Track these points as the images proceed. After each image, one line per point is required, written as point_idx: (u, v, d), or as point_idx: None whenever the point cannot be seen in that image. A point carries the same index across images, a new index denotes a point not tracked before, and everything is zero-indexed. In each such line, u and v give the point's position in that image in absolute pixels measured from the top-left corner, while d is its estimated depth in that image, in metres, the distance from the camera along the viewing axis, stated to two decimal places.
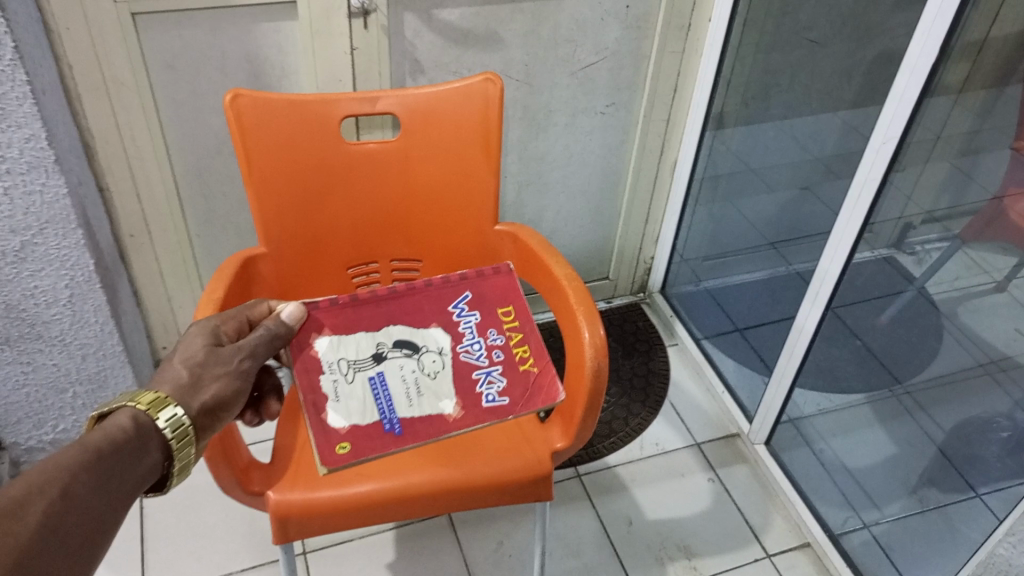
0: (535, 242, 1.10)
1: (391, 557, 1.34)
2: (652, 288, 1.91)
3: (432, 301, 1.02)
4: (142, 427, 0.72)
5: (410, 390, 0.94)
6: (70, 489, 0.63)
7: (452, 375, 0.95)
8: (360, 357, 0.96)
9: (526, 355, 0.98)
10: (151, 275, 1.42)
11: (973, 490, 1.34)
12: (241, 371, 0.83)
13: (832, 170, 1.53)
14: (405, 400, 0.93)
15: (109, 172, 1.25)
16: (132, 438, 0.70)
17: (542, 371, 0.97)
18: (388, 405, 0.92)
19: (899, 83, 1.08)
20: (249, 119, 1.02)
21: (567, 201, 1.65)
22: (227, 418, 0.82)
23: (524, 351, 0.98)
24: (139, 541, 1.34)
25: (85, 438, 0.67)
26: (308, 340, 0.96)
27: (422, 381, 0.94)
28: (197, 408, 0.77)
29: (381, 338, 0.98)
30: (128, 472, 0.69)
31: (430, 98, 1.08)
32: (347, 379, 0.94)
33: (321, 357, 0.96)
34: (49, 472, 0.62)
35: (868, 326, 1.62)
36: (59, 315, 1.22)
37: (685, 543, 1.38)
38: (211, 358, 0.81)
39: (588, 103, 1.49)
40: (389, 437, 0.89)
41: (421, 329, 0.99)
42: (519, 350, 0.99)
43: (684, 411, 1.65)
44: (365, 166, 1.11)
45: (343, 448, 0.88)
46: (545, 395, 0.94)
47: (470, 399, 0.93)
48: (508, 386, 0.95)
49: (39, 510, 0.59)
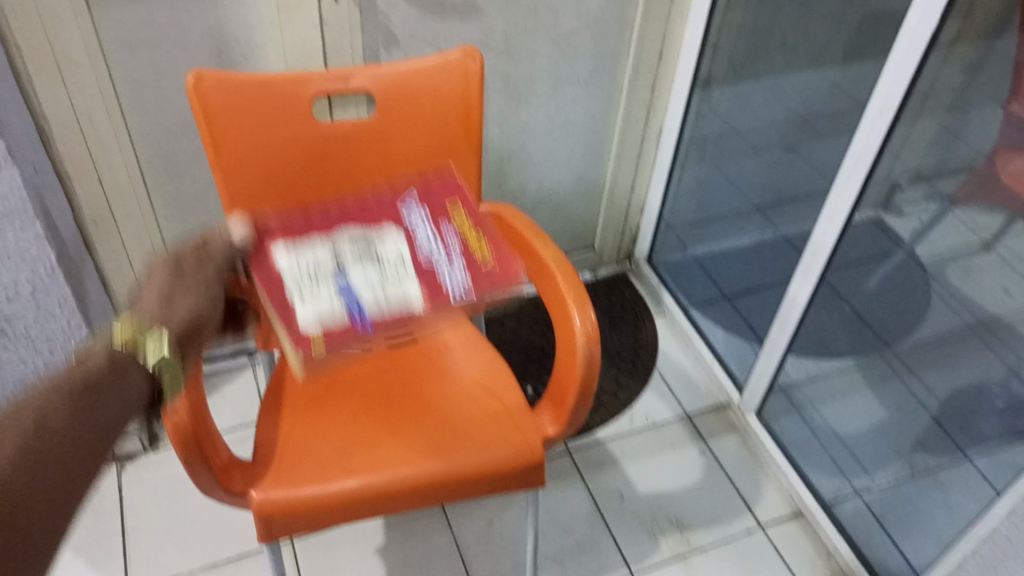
0: (521, 224, 1.07)
1: (380, 541, 1.32)
2: (638, 257, 1.88)
3: (385, 208, 1.03)
4: (117, 361, 0.69)
5: (370, 280, 0.92)
6: (47, 418, 0.61)
7: (411, 273, 0.94)
8: (320, 261, 0.95)
9: (481, 246, 1.00)
10: (121, 263, 1.36)
11: (962, 453, 1.34)
12: (208, 293, 0.83)
13: (811, 125, 1.53)
14: (371, 294, 0.92)
15: (70, 160, 1.19)
16: (109, 369, 0.68)
17: (500, 262, 0.99)
18: (356, 298, 0.91)
19: (898, 49, 1.04)
20: (216, 102, 0.96)
21: (550, 172, 1.60)
22: (205, 336, 0.82)
23: (478, 243, 1.00)
24: (119, 534, 1.31)
25: (61, 372, 0.66)
26: (267, 257, 0.95)
27: (381, 273, 0.94)
28: (176, 331, 0.77)
29: (338, 243, 0.97)
30: (110, 396, 0.67)
31: (408, 76, 1.03)
32: (311, 282, 0.92)
33: (282, 265, 0.94)
34: (23, 407, 0.61)
35: (856, 288, 1.59)
36: (20, 310, 1.17)
37: (677, 516, 1.38)
38: (177, 283, 0.81)
39: (570, 71, 1.44)
40: (362, 325, 0.89)
41: (375, 231, 1.00)
42: (472, 243, 1.00)
43: (673, 383, 1.63)
44: (342, 149, 1.06)
45: (316, 340, 0.86)
46: (505, 277, 0.96)
47: (432, 288, 0.94)
48: (468, 275, 0.96)
49: (14, 442, 0.58)
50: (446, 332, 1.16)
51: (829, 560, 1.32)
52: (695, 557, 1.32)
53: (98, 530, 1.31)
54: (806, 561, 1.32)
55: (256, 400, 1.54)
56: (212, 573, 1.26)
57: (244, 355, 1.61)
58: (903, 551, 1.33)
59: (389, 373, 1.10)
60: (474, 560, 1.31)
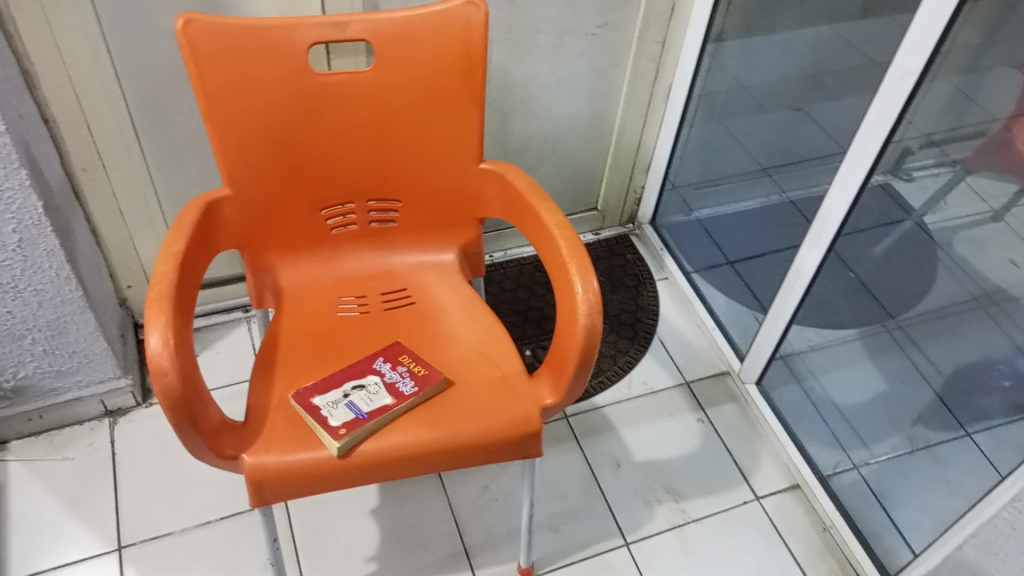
0: (523, 184, 1.02)
1: (375, 503, 1.31)
2: (642, 219, 1.84)
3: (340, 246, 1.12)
4: None
5: (367, 394, 0.94)
6: None
7: (388, 388, 0.95)
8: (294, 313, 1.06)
9: (424, 289, 1.13)
10: (109, 212, 1.32)
11: (962, 429, 1.38)
12: None
13: (822, 84, 1.64)
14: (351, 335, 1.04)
15: (54, 102, 1.15)
16: None
17: (439, 274, 1.16)
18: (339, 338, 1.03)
19: (921, 12, 0.99)
20: (204, 47, 0.91)
21: (553, 127, 1.55)
22: None
23: (421, 288, 1.13)
24: (111, 490, 1.29)
25: None
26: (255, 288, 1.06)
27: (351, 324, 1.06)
28: None
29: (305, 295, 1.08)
30: None
31: (407, 24, 0.98)
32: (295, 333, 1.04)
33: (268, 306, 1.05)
34: None
35: (863, 257, 1.59)
36: (8, 262, 1.10)
37: (673, 485, 1.36)
38: None
39: (578, 24, 1.38)
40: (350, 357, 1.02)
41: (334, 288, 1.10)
42: (419, 292, 1.13)
43: (673, 348, 1.61)
44: (336, 100, 1.01)
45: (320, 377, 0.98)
46: (447, 304, 1.11)
47: (397, 326, 1.07)
48: (419, 312, 1.10)
49: None
50: (443, 294, 1.13)
51: (824, 534, 1.30)
52: (689, 527, 1.30)
53: (90, 486, 1.29)
54: (801, 536, 1.30)
55: (250, 356, 1.52)
56: (206, 530, 1.25)
57: (239, 310, 1.59)
58: (898, 525, 1.32)
59: (385, 335, 1.06)
60: (469, 524, 1.29)
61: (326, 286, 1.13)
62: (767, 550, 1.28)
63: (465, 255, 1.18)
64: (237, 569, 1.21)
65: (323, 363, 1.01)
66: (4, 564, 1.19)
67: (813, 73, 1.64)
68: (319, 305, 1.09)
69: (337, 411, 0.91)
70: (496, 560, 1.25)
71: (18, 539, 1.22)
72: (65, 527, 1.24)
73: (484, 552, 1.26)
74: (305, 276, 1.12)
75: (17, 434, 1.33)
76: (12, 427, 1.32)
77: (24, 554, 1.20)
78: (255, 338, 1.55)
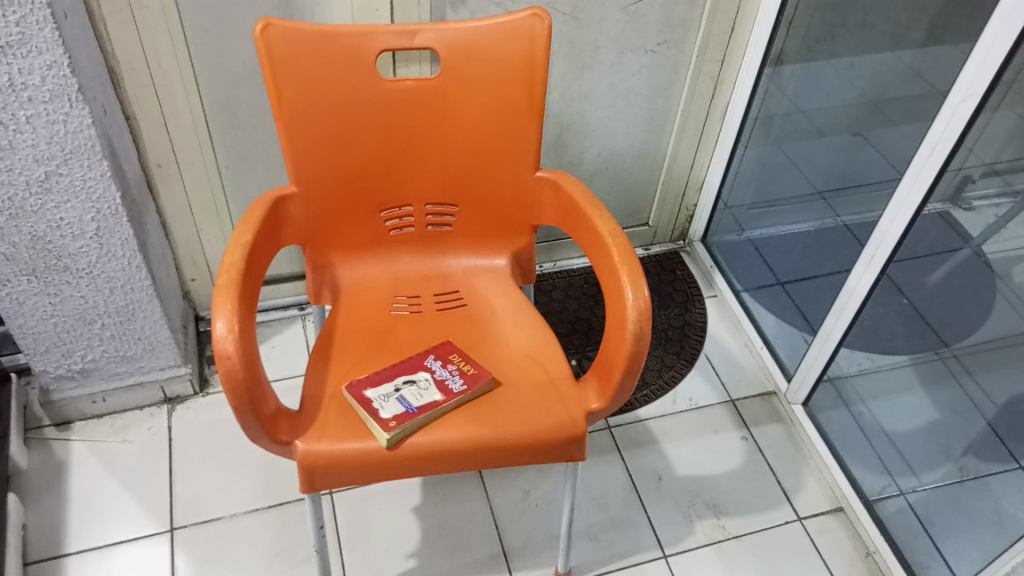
0: (578, 192, 1.05)
1: (417, 501, 1.34)
2: (693, 237, 1.86)
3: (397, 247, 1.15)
4: None
5: (417, 389, 0.97)
6: None
7: (437, 384, 0.97)
8: None
9: (475, 294, 1.16)
10: (179, 208, 1.38)
11: (1016, 462, 1.31)
12: None
13: (882, 110, 1.54)
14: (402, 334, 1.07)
15: (136, 100, 1.21)
16: None
17: (491, 279, 1.18)
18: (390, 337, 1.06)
19: (986, 36, 1.00)
20: (281, 51, 0.96)
21: (609, 142, 1.57)
22: None
23: (473, 293, 1.16)
24: (167, 474, 1.34)
25: None
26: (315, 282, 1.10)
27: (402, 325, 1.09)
28: None
29: None
30: None
31: (472, 34, 1.01)
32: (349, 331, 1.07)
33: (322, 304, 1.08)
34: None
35: (917, 284, 1.56)
36: (86, 249, 1.16)
37: (714, 501, 1.36)
38: None
39: (638, 40, 1.41)
40: (402, 355, 1.05)
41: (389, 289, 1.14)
42: (470, 297, 1.15)
43: (719, 365, 1.61)
44: (402, 106, 1.05)
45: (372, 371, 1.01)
46: (496, 310, 1.13)
47: (446, 328, 1.10)
48: (469, 316, 1.12)
49: None
50: (494, 298, 1.15)
51: (867, 559, 1.29)
52: (729, 544, 1.30)
53: (148, 469, 1.34)
54: (843, 560, 1.29)
55: (304, 352, 1.56)
56: (254, 518, 1.29)
57: (296, 307, 1.64)
58: (945, 554, 1.30)
59: (436, 335, 1.09)
60: (509, 527, 1.31)
61: (382, 285, 1.16)
62: (808, 572, 1.27)
63: (517, 262, 1.20)
64: (281, 557, 1.24)
65: (376, 358, 1.04)
66: (63, 538, 1.24)
67: (874, 98, 1.54)
68: (373, 303, 1.13)
69: (388, 404, 0.94)
70: (534, 564, 1.26)
71: (78, 515, 1.27)
72: (122, 507, 1.29)
73: (523, 556, 1.27)
74: (363, 275, 1.16)
75: (81, 415, 1.40)
76: (76, 407, 1.38)
77: (82, 530, 1.25)
78: (309, 335, 1.59)
